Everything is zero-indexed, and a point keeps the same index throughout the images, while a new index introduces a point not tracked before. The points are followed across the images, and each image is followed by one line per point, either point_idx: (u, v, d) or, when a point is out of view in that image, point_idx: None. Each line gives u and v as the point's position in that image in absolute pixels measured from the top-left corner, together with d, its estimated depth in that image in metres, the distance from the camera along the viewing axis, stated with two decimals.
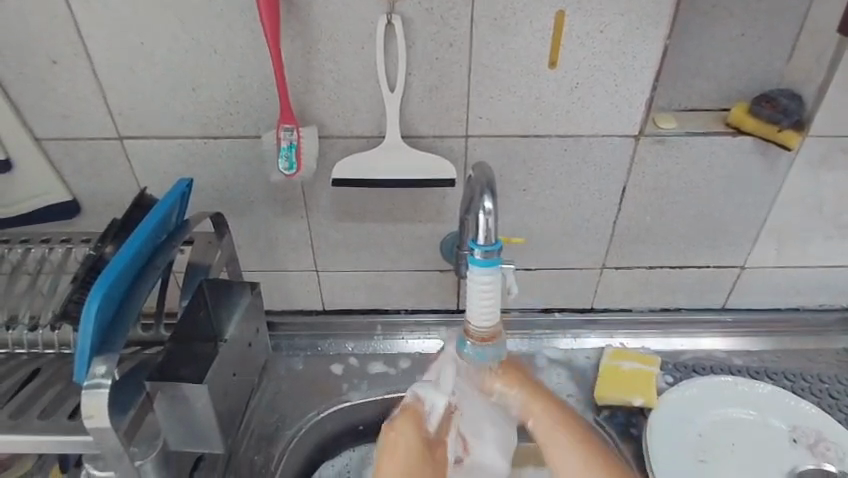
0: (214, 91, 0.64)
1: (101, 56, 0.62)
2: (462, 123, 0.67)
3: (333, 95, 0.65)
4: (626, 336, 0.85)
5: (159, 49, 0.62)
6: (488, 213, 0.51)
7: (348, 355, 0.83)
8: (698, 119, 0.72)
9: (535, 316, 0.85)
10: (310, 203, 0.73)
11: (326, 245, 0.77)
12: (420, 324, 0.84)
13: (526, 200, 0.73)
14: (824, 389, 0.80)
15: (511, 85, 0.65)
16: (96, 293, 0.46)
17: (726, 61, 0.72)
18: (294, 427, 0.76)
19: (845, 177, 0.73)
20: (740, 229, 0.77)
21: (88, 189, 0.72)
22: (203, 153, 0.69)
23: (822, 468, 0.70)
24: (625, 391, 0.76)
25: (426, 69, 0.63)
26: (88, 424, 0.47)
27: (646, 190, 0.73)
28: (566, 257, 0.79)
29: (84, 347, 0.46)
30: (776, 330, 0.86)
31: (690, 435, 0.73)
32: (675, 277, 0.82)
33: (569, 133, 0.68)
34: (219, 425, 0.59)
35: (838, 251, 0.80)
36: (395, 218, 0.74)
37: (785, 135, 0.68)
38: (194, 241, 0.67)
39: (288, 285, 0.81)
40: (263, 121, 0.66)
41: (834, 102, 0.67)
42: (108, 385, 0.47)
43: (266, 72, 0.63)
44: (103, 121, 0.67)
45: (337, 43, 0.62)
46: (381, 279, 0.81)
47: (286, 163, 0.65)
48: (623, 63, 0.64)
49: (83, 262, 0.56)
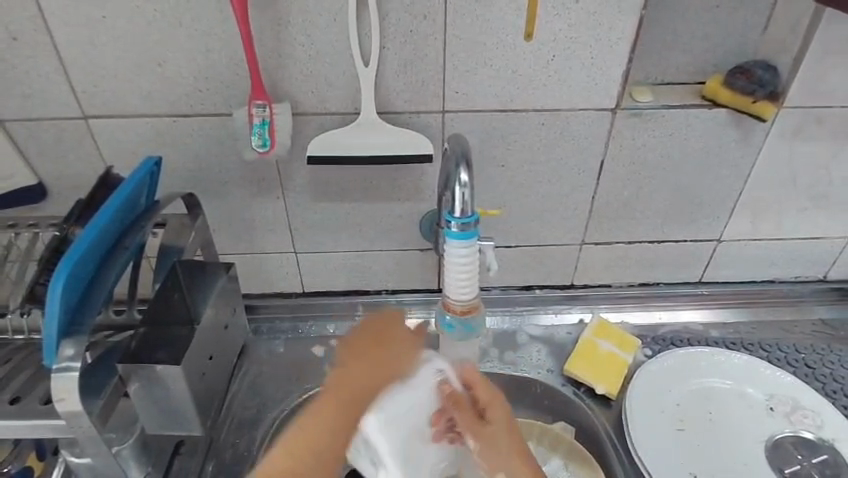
0: (182, 67, 0.62)
1: (60, 31, 0.60)
2: (439, 97, 0.66)
3: (305, 70, 0.63)
4: (606, 310, 0.86)
5: (122, 23, 0.59)
6: (464, 186, 0.50)
7: (330, 337, 0.82)
8: (675, 92, 0.72)
9: (516, 293, 0.85)
10: (285, 183, 0.71)
11: (304, 226, 0.76)
12: (401, 304, 0.84)
13: (505, 176, 0.73)
14: (799, 358, 0.82)
15: (487, 58, 0.64)
16: (61, 274, 0.45)
17: (702, 33, 0.72)
18: (277, 410, 0.75)
19: (819, 148, 0.74)
20: (717, 202, 0.78)
21: (54, 171, 0.69)
22: (173, 133, 0.67)
23: (799, 435, 0.72)
24: (598, 371, 0.76)
25: (400, 42, 0.62)
26: (60, 408, 0.47)
27: (623, 165, 0.73)
28: (545, 233, 0.79)
29: (51, 331, 0.45)
30: (752, 302, 0.87)
31: (669, 405, 0.74)
32: (653, 252, 0.83)
33: (547, 107, 0.68)
34: (198, 406, 0.58)
35: (812, 223, 0.81)
36: (373, 197, 0.73)
37: (759, 107, 0.69)
38: (167, 221, 0.65)
39: (266, 268, 0.80)
40: (234, 98, 0.64)
41: (807, 72, 0.67)
42: (78, 368, 0.46)
43: (236, 46, 0.61)
44: (67, 99, 0.64)
45: (307, 15, 0.60)
46: (361, 260, 0.80)
47: (259, 140, 0.63)
48: (599, 34, 0.63)
49: (49, 242, 0.54)
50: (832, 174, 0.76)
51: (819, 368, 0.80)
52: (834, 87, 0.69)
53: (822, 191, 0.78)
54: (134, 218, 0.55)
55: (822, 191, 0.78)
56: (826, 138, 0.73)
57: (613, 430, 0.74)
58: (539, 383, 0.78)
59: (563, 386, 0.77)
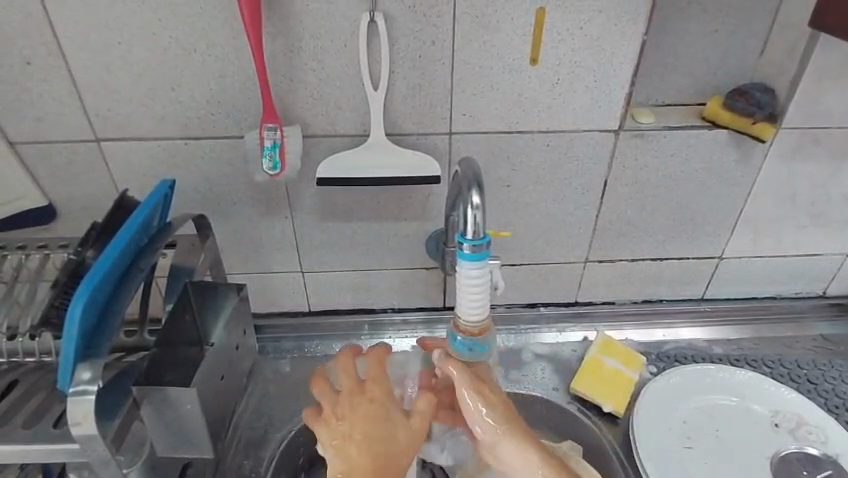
0: (194, 91, 0.63)
1: (75, 57, 0.61)
2: (446, 120, 0.67)
3: (316, 94, 0.65)
4: (610, 328, 0.87)
5: (136, 49, 0.60)
6: (476, 208, 0.51)
7: (336, 356, 0.82)
8: (675, 113, 0.74)
9: (520, 311, 0.86)
10: (294, 203, 0.72)
11: (311, 246, 0.76)
12: (406, 322, 0.84)
13: (511, 195, 0.74)
14: (801, 374, 0.82)
15: (493, 82, 0.65)
16: (80, 297, 0.45)
17: (700, 58, 0.74)
18: (283, 430, 0.75)
19: (816, 167, 0.75)
20: (718, 221, 0.79)
21: (65, 192, 0.70)
22: (183, 155, 0.68)
23: (804, 451, 0.72)
24: (601, 385, 0.76)
25: (409, 67, 0.64)
26: (75, 432, 0.47)
27: (625, 184, 0.74)
28: (550, 250, 0.80)
29: (68, 353, 0.45)
30: (753, 318, 0.88)
31: (676, 422, 0.74)
32: (656, 269, 0.84)
33: (551, 128, 0.69)
34: (210, 427, 0.58)
35: (811, 240, 0.83)
36: (380, 217, 0.74)
37: (759, 128, 0.70)
38: (177, 243, 0.66)
39: (273, 287, 0.80)
40: (245, 120, 0.66)
41: (804, 94, 0.69)
42: (95, 391, 0.46)
43: (248, 71, 0.62)
44: (80, 122, 0.65)
45: (319, 42, 0.61)
46: (367, 279, 0.80)
47: (270, 163, 0.64)
48: (603, 60, 0.65)
49: (65, 266, 0.55)
50: (830, 193, 0.78)
51: (822, 384, 0.81)
52: (830, 109, 0.71)
53: (821, 209, 0.79)
54: (148, 241, 0.56)
55: (821, 209, 0.80)
56: (823, 158, 0.74)
57: (621, 446, 0.74)
58: (541, 403, 0.78)
59: (566, 402, 0.77)
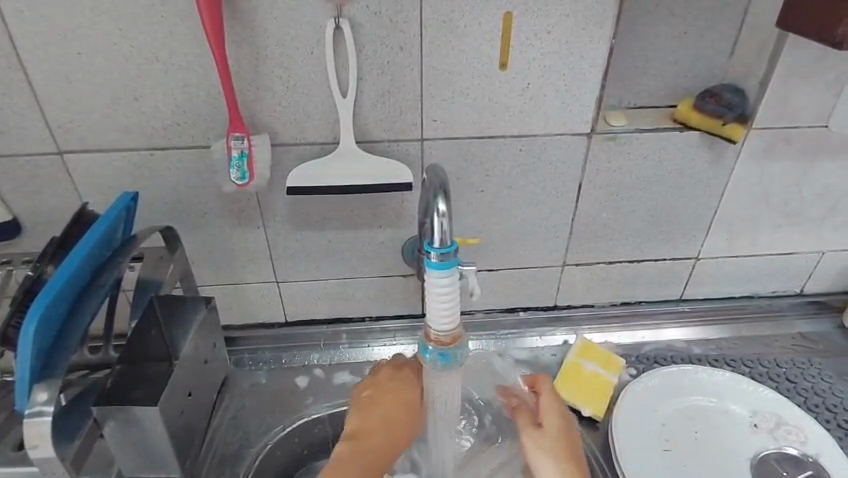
0: (158, 101, 0.62)
1: (33, 68, 0.59)
2: (417, 126, 0.67)
3: (284, 102, 0.64)
4: (590, 331, 0.86)
5: (97, 59, 0.59)
6: (443, 215, 0.51)
7: (314, 366, 0.81)
8: (647, 116, 0.74)
9: (500, 316, 0.86)
10: (266, 213, 0.71)
11: (285, 255, 0.75)
12: (386, 331, 0.83)
13: (485, 200, 0.74)
14: (780, 373, 0.82)
15: (463, 87, 0.65)
16: (34, 318, 0.44)
17: (670, 60, 0.74)
18: (259, 444, 0.73)
19: (788, 167, 0.76)
20: (693, 222, 0.79)
21: (30, 206, 0.68)
22: (150, 166, 0.66)
23: (783, 451, 0.72)
24: (579, 389, 0.76)
25: (377, 73, 0.63)
26: (33, 454, 0.46)
27: (600, 187, 0.74)
28: (527, 255, 0.79)
29: (23, 375, 0.44)
30: (732, 318, 0.89)
31: (655, 425, 0.74)
32: (634, 271, 0.83)
33: (524, 133, 0.69)
34: (176, 445, 0.57)
35: (786, 239, 0.83)
36: (353, 225, 0.73)
37: (729, 129, 0.70)
38: (144, 255, 0.64)
39: (248, 297, 0.79)
40: (212, 130, 0.65)
41: (774, 94, 0.69)
42: (52, 413, 0.45)
43: (213, 80, 0.61)
44: (41, 135, 0.63)
45: (285, 49, 0.60)
46: (344, 288, 0.79)
47: (238, 173, 0.63)
48: (572, 63, 0.65)
49: (22, 282, 0.53)
50: (802, 191, 0.78)
51: (800, 382, 0.81)
52: (799, 109, 0.71)
53: (794, 208, 0.80)
54: (110, 254, 0.54)
55: (795, 208, 0.80)
56: (795, 157, 0.75)
57: (600, 450, 0.73)
58: None
59: None
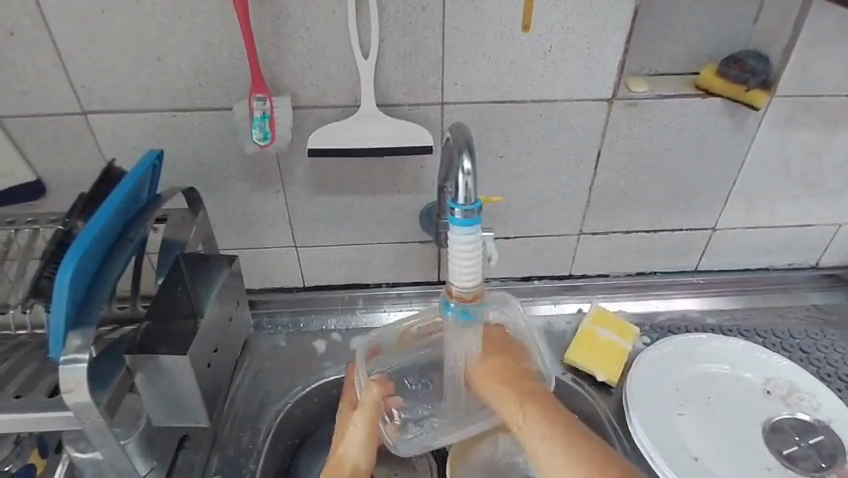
0: (181, 62, 0.62)
1: (56, 26, 0.59)
2: (438, 89, 0.67)
3: (305, 64, 0.64)
4: (604, 299, 0.87)
5: (121, 19, 0.59)
6: (467, 173, 0.52)
7: (331, 331, 0.82)
8: (669, 82, 0.73)
9: (515, 284, 0.86)
10: (286, 176, 0.72)
11: (304, 220, 0.76)
12: (401, 297, 0.84)
13: (504, 166, 0.74)
14: (793, 343, 0.83)
15: (485, 50, 0.64)
16: (67, 269, 0.45)
17: (694, 25, 0.73)
18: (280, 403, 0.75)
19: (809, 136, 0.75)
20: (712, 191, 0.79)
21: (54, 168, 0.69)
22: (173, 127, 0.67)
23: (796, 417, 0.73)
24: (597, 356, 0.77)
25: (399, 34, 0.63)
26: (69, 399, 0.47)
27: (620, 153, 0.74)
28: (544, 222, 0.80)
29: (58, 323, 0.46)
30: (747, 289, 0.89)
31: (669, 390, 0.75)
32: (650, 240, 0.84)
33: (544, 97, 0.68)
34: (203, 398, 0.59)
35: (804, 210, 0.83)
36: (373, 190, 0.74)
37: (751, 95, 0.70)
38: (167, 217, 0.65)
39: (267, 262, 0.80)
40: (234, 92, 0.65)
41: (798, 61, 0.69)
42: (87, 360, 0.47)
43: (235, 40, 0.61)
44: (65, 95, 0.64)
45: (306, 9, 0.60)
46: (361, 254, 0.80)
47: (260, 133, 0.63)
48: (595, 26, 0.64)
49: (53, 237, 0.54)
50: (823, 161, 0.78)
51: (813, 352, 0.82)
52: (823, 77, 0.70)
53: (814, 178, 0.79)
54: (136, 212, 0.55)
55: (814, 179, 0.79)
56: (817, 126, 0.74)
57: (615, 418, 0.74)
58: None
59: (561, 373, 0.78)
